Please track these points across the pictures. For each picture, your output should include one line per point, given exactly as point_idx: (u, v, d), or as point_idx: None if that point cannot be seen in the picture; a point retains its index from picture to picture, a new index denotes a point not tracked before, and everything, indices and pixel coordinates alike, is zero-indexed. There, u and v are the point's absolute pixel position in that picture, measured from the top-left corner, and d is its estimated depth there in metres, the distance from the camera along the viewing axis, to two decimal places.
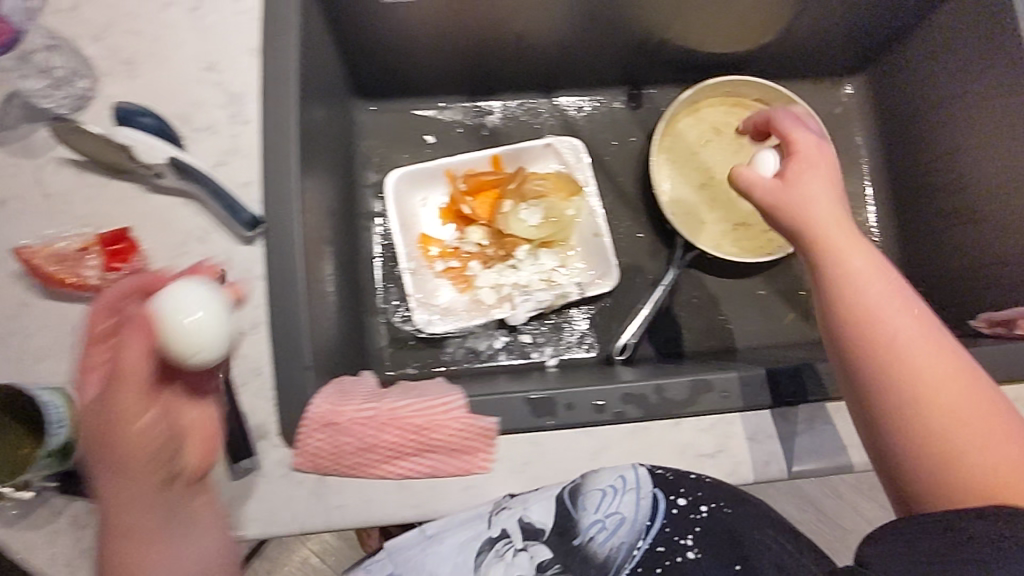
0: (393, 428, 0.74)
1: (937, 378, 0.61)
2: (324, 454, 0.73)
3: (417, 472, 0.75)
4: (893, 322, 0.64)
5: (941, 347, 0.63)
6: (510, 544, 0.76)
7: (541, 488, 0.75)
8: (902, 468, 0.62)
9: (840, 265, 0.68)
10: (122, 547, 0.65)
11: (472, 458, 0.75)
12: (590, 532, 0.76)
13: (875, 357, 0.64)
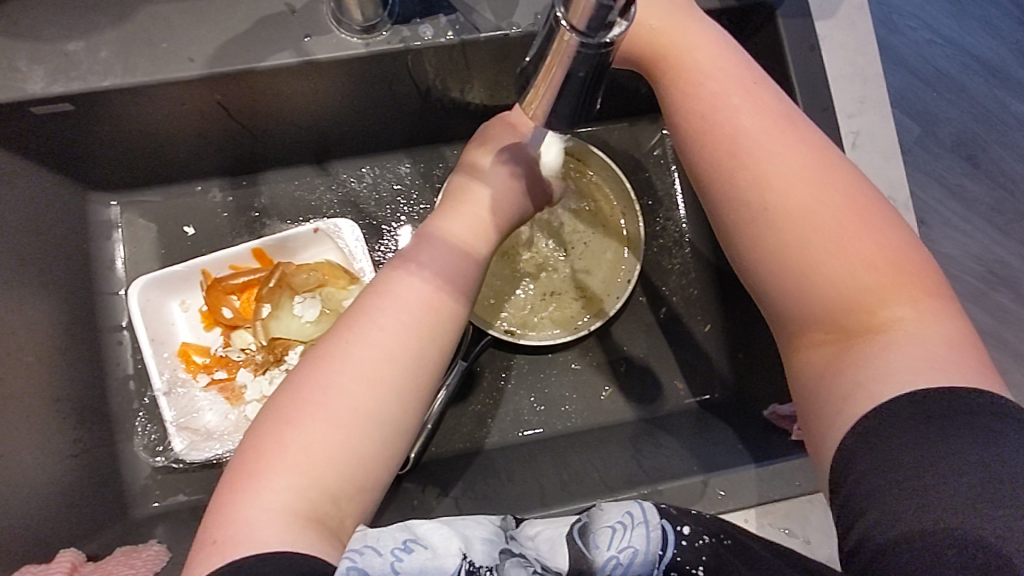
0: None
1: (826, 218, 0.48)
2: None
3: None
4: (773, 153, 0.51)
5: (785, 148, 0.51)
6: (527, 563, 0.40)
7: (559, 520, 0.46)
8: (816, 333, 0.48)
9: (729, 134, 0.52)
10: (289, 425, 0.46)
11: None
12: (605, 575, 0.40)
13: (770, 239, 0.49)
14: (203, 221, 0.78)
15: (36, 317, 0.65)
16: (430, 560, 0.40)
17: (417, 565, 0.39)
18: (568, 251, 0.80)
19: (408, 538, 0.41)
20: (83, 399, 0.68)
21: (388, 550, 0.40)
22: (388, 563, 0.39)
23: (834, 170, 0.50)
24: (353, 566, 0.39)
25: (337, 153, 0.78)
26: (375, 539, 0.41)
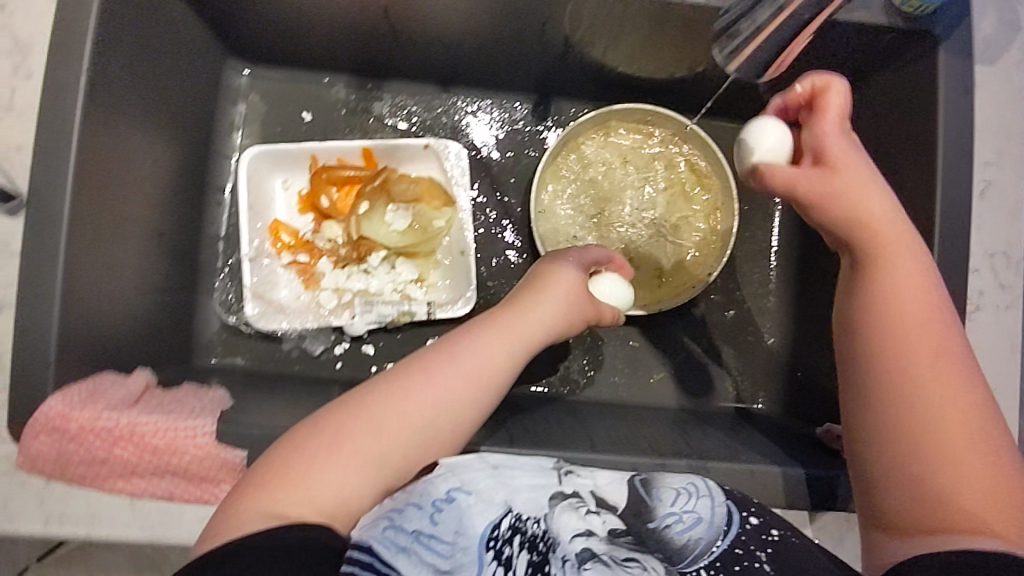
0: (100, 428, 0.53)
1: (957, 421, 0.44)
2: (64, 463, 0.52)
3: (161, 485, 0.53)
4: (915, 305, 0.48)
5: (922, 303, 0.48)
6: (584, 502, 0.47)
7: (606, 471, 0.53)
8: (892, 491, 0.46)
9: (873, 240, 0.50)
10: (321, 453, 0.44)
11: (209, 475, 0.53)
12: (664, 520, 0.46)
13: (890, 366, 0.47)
14: (320, 111, 0.80)
15: (159, 151, 0.68)
16: (474, 508, 0.43)
17: (457, 516, 0.42)
18: (654, 231, 0.81)
19: (452, 488, 0.44)
20: (179, 242, 0.72)
21: (428, 502, 0.43)
22: (428, 515, 0.42)
23: (954, 341, 0.47)
24: (391, 523, 0.41)
25: (464, 81, 0.80)
26: (415, 495, 0.43)
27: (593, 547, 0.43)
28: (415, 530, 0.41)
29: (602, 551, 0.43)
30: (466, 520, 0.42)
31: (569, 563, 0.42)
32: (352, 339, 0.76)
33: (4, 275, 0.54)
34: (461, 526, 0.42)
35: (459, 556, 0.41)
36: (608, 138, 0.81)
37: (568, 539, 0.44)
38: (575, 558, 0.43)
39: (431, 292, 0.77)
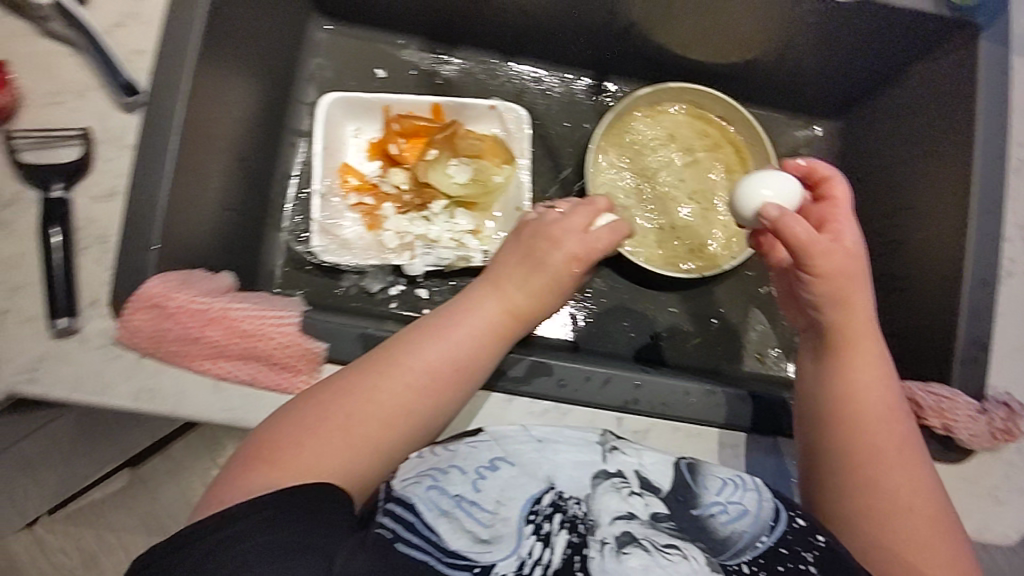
0: (192, 308, 0.57)
1: (908, 515, 0.51)
2: (156, 335, 0.56)
3: (241, 366, 0.57)
4: (874, 401, 0.55)
5: (884, 405, 0.55)
6: (626, 482, 0.51)
7: (655, 450, 0.56)
8: (844, 492, 0.53)
9: (851, 321, 0.57)
10: (321, 426, 0.50)
11: (286, 360, 0.57)
12: (709, 509, 0.50)
13: (855, 469, 0.54)
14: (393, 70, 0.85)
15: (252, 83, 0.73)
16: (513, 480, 0.50)
17: (497, 485, 0.50)
18: (695, 204, 0.86)
19: (495, 458, 0.52)
20: (255, 172, 0.76)
21: (472, 469, 0.51)
22: (471, 482, 0.50)
23: (911, 447, 0.54)
24: (434, 484, 0.49)
25: (530, 53, 0.85)
26: (460, 458, 0.52)
27: (632, 532, 0.47)
28: (456, 495, 0.49)
29: (642, 537, 0.47)
30: (505, 492, 0.49)
31: (608, 546, 0.46)
32: (408, 281, 0.80)
33: (117, 166, 0.58)
34: (501, 497, 0.49)
35: (498, 525, 0.47)
36: (658, 116, 0.87)
37: (608, 522, 0.48)
38: (614, 542, 0.46)
39: (485, 244, 0.81)
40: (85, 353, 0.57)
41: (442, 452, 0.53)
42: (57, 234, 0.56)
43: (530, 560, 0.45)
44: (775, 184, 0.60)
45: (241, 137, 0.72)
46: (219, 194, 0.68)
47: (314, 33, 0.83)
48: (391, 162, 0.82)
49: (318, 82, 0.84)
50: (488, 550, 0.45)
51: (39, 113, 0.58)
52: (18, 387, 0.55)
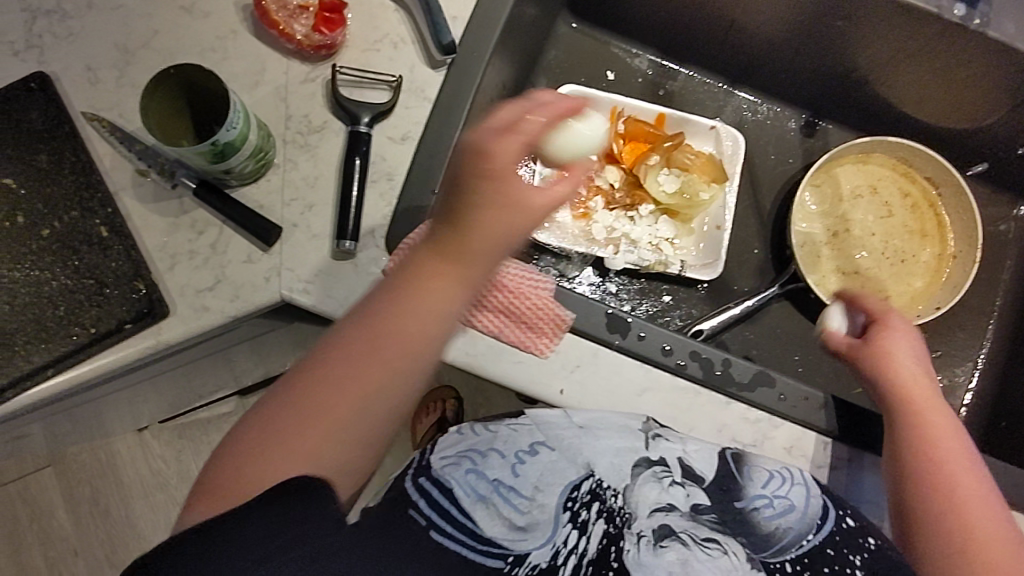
0: None
1: (992, 541, 0.53)
2: None
3: (492, 319, 0.60)
4: (949, 444, 0.59)
5: (957, 448, 0.59)
6: (669, 472, 0.56)
7: (695, 436, 0.59)
8: (938, 527, 0.55)
9: (902, 383, 0.62)
10: (265, 448, 0.46)
11: (535, 323, 0.60)
12: (754, 501, 0.55)
13: (942, 499, 0.56)
14: (623, 76, 0.90)
15: (511, 64, 0.78)
16: (553, 465, 0.56)
17: (536, 469, 0.56)
18: (889, 259, 0.87)
19: (534, 442, 0.57)
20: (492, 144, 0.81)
21: (511, 454, 0.56)
22: (509, 467, 0.55)
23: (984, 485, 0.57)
24: (473, 468, 0.55)
25: (754, 85, 0.89)
26: (499, 441, 0.57)
27: (671, 526, 0.53)
28: (494, 479, 0.54)
29: (681, 530, 0.53)
30: (543, 478, 0.55)
31: (644, 539, 0.53)
32: (601, 271, 0.83)
33: (415, 115, 0.65)
34: (538, 483, 0.55)
35: (534, 510, 0.53)
36: (864, 166, 0.88)
37: (647, 514, 0.54)
38: (650, 535, 0.53)
39: (681, 254, 0.84)
40: (356, 275, 0.62)
41: (481, 432, 0.58)
42: (359, 164, 0.62)
43: (564, 550, 0.52)
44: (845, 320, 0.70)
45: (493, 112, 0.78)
46: None
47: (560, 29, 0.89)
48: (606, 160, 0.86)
49: (553, 74, 0.89)
50: (523, 538, 0.52)
51: (359, 57, 0.65)
52: (296, 294, 0.61)
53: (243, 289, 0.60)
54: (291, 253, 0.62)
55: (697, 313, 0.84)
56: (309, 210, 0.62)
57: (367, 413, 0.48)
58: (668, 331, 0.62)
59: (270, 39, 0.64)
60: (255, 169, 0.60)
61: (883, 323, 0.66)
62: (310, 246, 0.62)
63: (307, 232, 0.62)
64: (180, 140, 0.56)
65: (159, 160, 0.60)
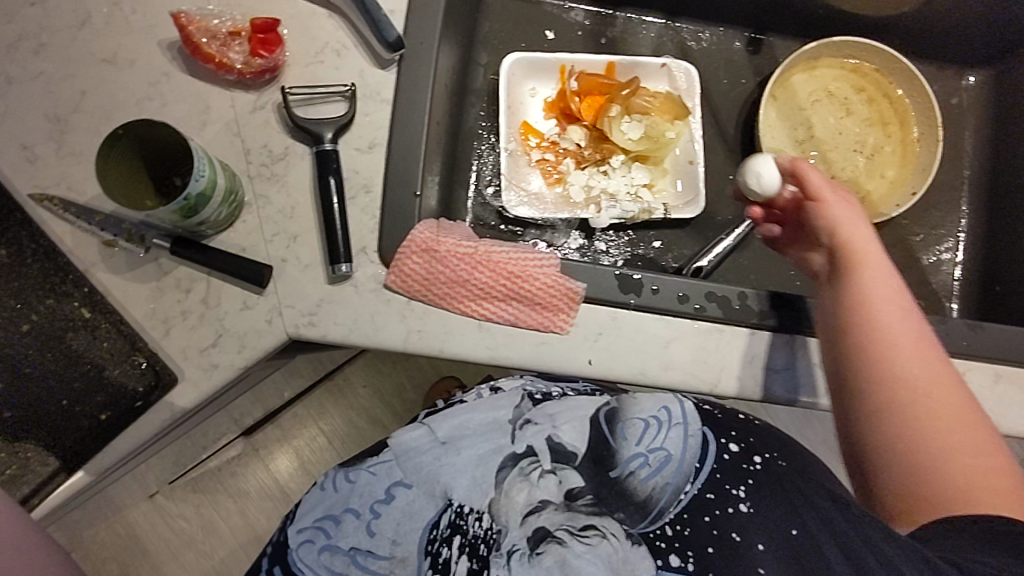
0: (455, 252, 0.60)
1: (940, 405, 0.47)
2: (428, 278, 0.59)
3: (504, 306, 0.60)
4: (871, 296, 0.53)
5: (881, 321, 0.52)
6: (537, 463, 0.54)
7: (565, 406, 0.58)
8: (872, 425, 0.49)
9: (851, 251, 0.57)
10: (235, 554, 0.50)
11: (548, 300, 0.60)
12: (629, 466, 0.53)
13: (858, 353, 0.51)
14: (562, 32, 0.88)
15: (452, 44, 0.76)
16: (410, 508, 0.53)
17: (393, 520, 0.52)
18: (857, 156, 0.88)
19: (391, 487, 0.54)
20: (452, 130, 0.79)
21: (366, 509, 0.53)
22: (365, 526, 0.52)
23: (957, 374, 0.49)
24: (327, 543, 0.52)
25: (693, 12, 0.88)
26: (356, 498, 0.54)
27: (548, 525, 0.50)
28: (349, 547, 0.51)
29: (557, 528, 0.50)
30: (401, 528, 0.52)
31: (519, 552, 0.49)
32: (588, 235, 0.82)
33: (377, 119, 0.62)
34: (396, 535, 0.51)
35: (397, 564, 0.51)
36: (814, 72, 0.88)
37: (517, 524, 0.51)
38: (526, 546, 0.49)
39: (661, 197, 0.84)
40: (359, 297, 0.60)
41: (342, 484, 0.55)
42: (334, 183, 0.59)
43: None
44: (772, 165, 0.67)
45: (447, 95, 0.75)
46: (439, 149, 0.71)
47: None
48: (568, 121, 0.85)
49: (493, 46, 0.87)
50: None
51: (305, 73, 0.62)
52: (302, 330, 0.59)
53: (247, 338, 0.58)
54: (287, 290, 0.59)
55: (689, 254, 0.84)
56: (295, 242, 0.60)
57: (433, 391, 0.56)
58: (679, 279, 0.62)
59: (207, 75, 0.60)
60: (229, 213, 0.57)
61: (812, 188, 0.62)
62: (305, 277, 0.60)
63: (299, 265, 0.60)
64: (147, 203, 0.53)
65: (123, 227, 0.56)
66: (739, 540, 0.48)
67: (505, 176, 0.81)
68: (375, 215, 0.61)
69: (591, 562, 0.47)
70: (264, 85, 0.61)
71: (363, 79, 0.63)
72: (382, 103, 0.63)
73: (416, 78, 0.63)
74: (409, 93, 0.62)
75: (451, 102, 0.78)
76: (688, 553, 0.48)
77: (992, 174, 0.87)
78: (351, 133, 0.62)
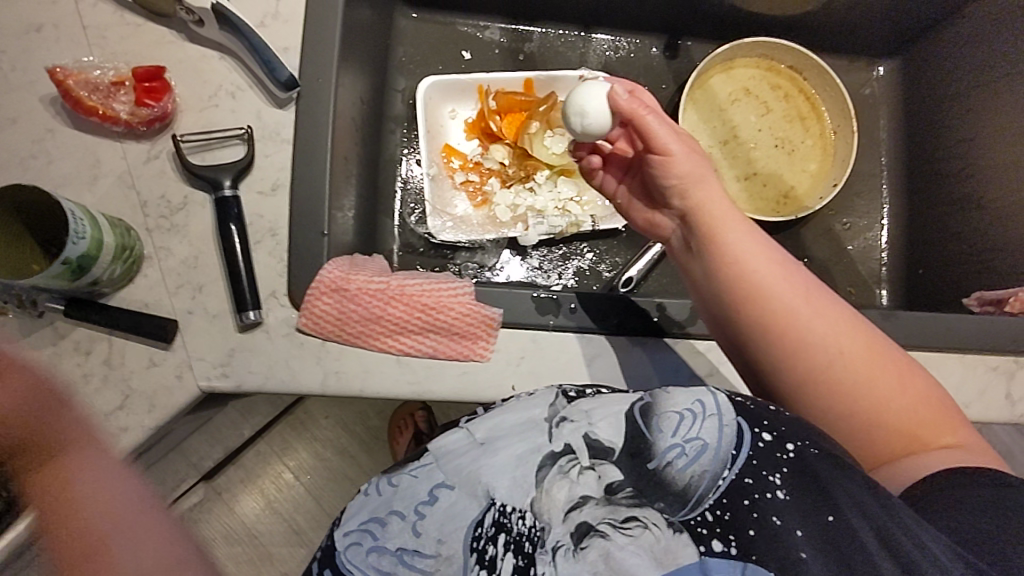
0: (367, 289, 0.59)
1: (849, 354, 0.55)
2: (341, 317, 0.58)
3: (421, 339, 0.59)
4: (760, 274, 0.58)
5: (774, 294, 0.57)
6: (575, 459, 0.45)
7: (605, 398, 0.48)
8: (809, 394, 0.56)
9: (707, 214, 0.61)
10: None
11: (464, 330, 0.59)
12: (665, 456, 0.43)
13: (775, 342, 0.57)
14: (479, 51, 0.87)
15: (362, 75, 0.75)
16: (455, 507, 0.44)
17: (438, 519, 0.44)
18: (778, 153, 0.90)
19: (434, 488, 0.45)
20: (370, 159, 0.78)
21: (411, 511, 0.45)
22: (411, 527, 0.45)
23: (847, 316, 0.57)
24: (374, 545, 0.45)
25: (608, 21, 0.88)
26: (399, 499, 0.46)
27: (588, 520, 0.42)
28: (397, 548, 0.45)
29: (599, 521, 0.42)
30: (446, 527, 0.44)
31: (564, 549, 0.41)
32: (519, 252, 0.82)
33: (278, 160, 0.61)
34: (443, 534, 0.44)
35: (442, 566, 0.43)
36: (732, 72, 0.90)
37: (558, 522, 0.43)
38: (569, 541, 0.41)
39: (590, 209, 0.83)
40: (273, 342, 0.59)
41: (386, 489, 0.47)
42: (236, 230, 0.58)
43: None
44: (592, 93, 0.65)
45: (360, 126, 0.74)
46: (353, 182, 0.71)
47: (401, 24, 0.85)
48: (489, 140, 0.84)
49: (410, 71, 0.86)
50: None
51: (199, 119, 0.60)
52: (215, 382, 0.57)
53: (156, 397, 0.56)
54: (196, 342, 0.58)
55: (621, 262, 0.84)
56: (200, 292, 0.58)
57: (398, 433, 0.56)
58: (596, 296, 0.62)
59: (94, 128, 0.59)
60: (125, 269, 0.55)
61: (653, 142, 0.62)
62: (213, 327, 0.58)
63: (206, 315, 0.58)
64: (31, 268, 0.51)
65: (12, 293, 0.54)
66: (782, 527, 0.40)
67: (429, 201, 0.80)
68: (283, 258, 0.60)
69: (636, 555, 0.40)
70: (155, 133, 0.59)
71: (261, 120, 0.61)
72: (283, 143, 0.61)
73: (315, 115, 0.61)
74: (307, 131, 0.61)
75: (366, 132, 0.77)
76: (730, 534, 0.41)
77: (911, 161, 0.89)
78: (252, 176, 0.60)
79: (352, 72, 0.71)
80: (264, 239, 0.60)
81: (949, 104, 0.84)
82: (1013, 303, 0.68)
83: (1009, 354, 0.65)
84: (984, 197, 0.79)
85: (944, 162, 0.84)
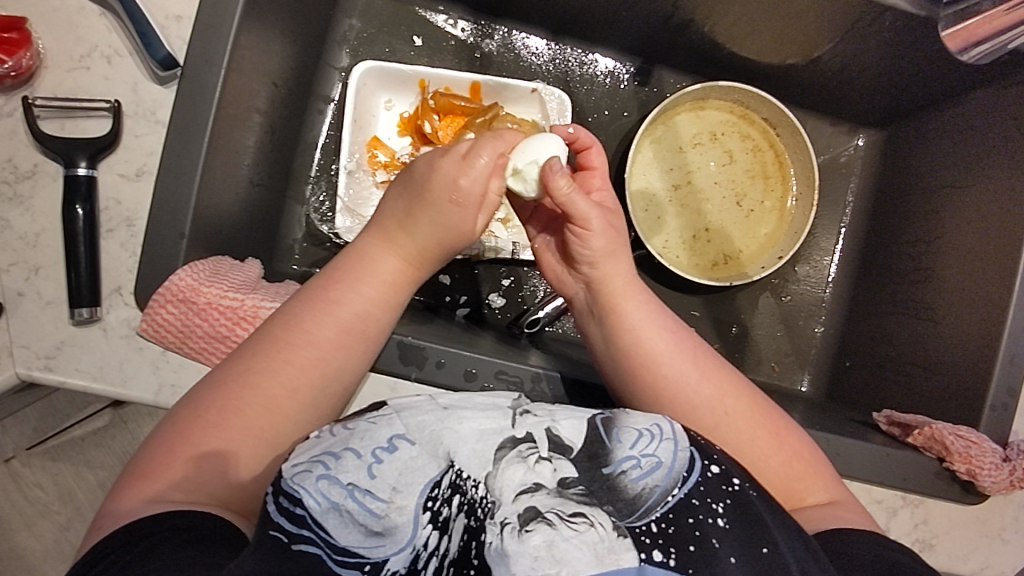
0: (215, 302, 0.54)
1: (738, 417, 0.53)
2: (177, 328, 0.53)
3: None
4: (652, 337, 0.55)
5: (664, 356, 0.54)
6: (535, 448, 0.41)
7: (566, 406, 0.45)
8: None
9: (608, 272, 0.56)
10: (218, 417, 0.45)
11: None
12: (620, 465, 0.40)
13: (662, 406, 0.53)
14: (433, 41, 0.80)
15: (287, 51, 0.68)
16: (414, 461, 0.39)
17: (396, 469, 0.39)
18: (730, 210, 0.84)
19: (394, 436, 0.40)
20: (285, 143, 0.72)
21: (368, 452, 0.40)
22: (365, 468, 0.39)
23: (729, 377, 0.55)
24: (326, 473, 0.39)
25: (579, 33, 0.80)
26: (356, 439, 0.40)
27: (537, 506, 0.38)
28: (349, 484, 0.39)
29: (548, 509, 0.38)
30: (404, 476, 0.39)
31: (510, 527, 0.37)
32: (432, 269, 0.76)
33: (149, 143, 0.55)
34: (398, 483, 0.39)
35: (393, 516, 0.38)
36: (702, 112, 0.83)
37: (510, 500, 0.38)
38: (517, 520, 0.37)
39: (515, 234, 0.78)
40: (108, 342, 0.53)
41: (339, 430, 0.41)
42: (82, 214, 0.52)
43: (426, 553, 0.38)
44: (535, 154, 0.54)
45: (272, 102, 0.67)
46: (247, 170, 0.64)
47: None
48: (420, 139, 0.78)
49: (354, 46, 0.78)
50: (382, 544, 0.38)
51: (65, 79, 0.54)
52: (35, 374, 0.52)
53: None
54: (23, 327, 0.52)
55: (540, 295, 0.79)
56: (32, 270, 0.53)
57: (309, 393, 0.48)
58: (471, 353, 0.57)
59: None
60: None
61: (570, 213, 0.54)
62: (39, 315, 0.52)
63: (35, 298, 0.53)
64: None
65: None
66: (719, 553, 0.39)
67: (343, 196, 0.74)
68: (136, 249, 0.55)
69: (579, 550, 0.36)
70: (6, 87, 0.53)
71: (135, 94, 0.55)
72: (158, 124, 0.55)
73: (194, 99, 0.54)
74: (181, 115, 0.54)
75: (283, 109, 0.70)
76: (671, 547, 0.38)
77: (869, 249, 0.83)
78: (114, 153, 0.55)
79: (271, 51, 0.64)
80: (119, 226, 0.55)
81: (919, 198, 0.78)
82: (917, 434, 0.63)
83: (897, 490, 0.61)
84: (925, 307, 0.73)
85: (900, 259, 0.79)
